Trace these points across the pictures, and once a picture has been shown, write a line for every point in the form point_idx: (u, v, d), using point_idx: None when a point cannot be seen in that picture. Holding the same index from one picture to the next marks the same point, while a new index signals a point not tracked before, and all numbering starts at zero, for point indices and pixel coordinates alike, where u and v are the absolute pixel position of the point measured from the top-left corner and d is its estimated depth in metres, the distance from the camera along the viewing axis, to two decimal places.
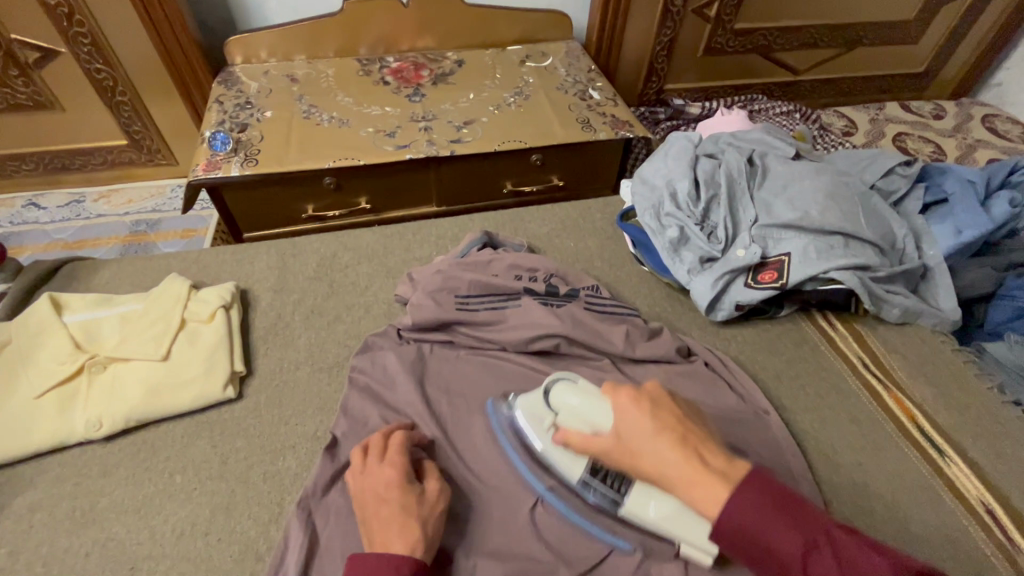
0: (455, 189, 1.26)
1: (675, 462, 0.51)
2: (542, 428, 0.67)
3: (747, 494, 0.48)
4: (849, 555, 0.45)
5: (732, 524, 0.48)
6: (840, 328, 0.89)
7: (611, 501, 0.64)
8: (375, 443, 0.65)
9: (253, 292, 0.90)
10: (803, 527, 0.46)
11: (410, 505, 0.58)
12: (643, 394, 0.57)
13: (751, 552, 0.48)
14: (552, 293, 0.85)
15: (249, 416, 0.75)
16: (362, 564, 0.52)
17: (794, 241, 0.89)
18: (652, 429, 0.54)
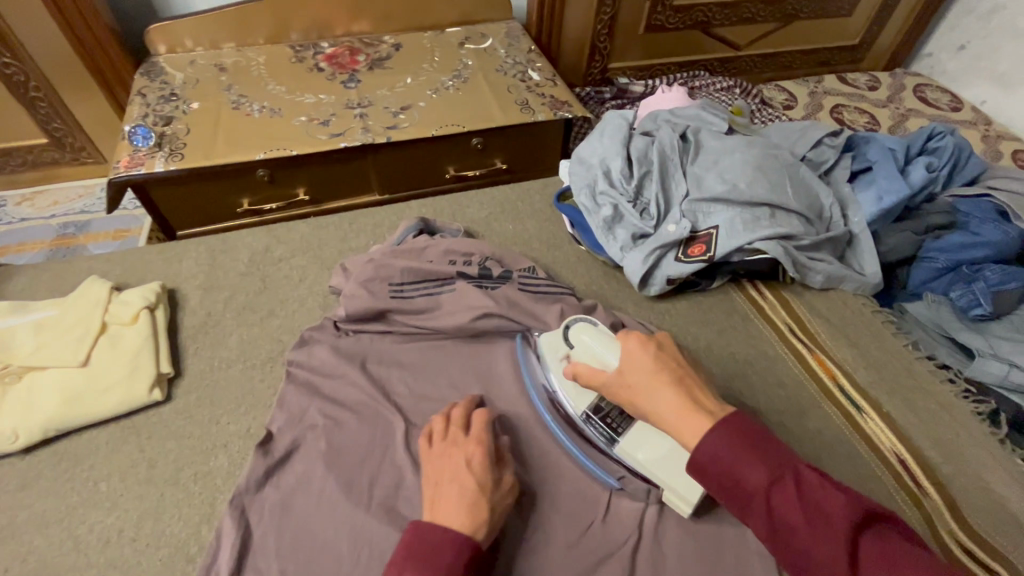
0: (397, 176, 1.24)
1: (670, 396, 0.56)
2: (559, 356, 0.74)
3: (723, 432, 0.51)
4: (810, 493, 0.48)
5: (709, 456, 0.51)
6: (768, 296, 0.92)
7: (606, 439, 0.68)
8: (464, 416, 0.67)
9: (181, 292, 0.88)
10: (770, 462, 0.49)
11: (486, 488, 0.59)
12: (653, 339, 0.62)
13: (720, 484, 0.51)
14: (485, 275, 0.85)
15: (178, 416, 0.73)
16: (426, 531, 0.54)
17: (723, 214, 0.91)
18: (653, 367, 0.58)
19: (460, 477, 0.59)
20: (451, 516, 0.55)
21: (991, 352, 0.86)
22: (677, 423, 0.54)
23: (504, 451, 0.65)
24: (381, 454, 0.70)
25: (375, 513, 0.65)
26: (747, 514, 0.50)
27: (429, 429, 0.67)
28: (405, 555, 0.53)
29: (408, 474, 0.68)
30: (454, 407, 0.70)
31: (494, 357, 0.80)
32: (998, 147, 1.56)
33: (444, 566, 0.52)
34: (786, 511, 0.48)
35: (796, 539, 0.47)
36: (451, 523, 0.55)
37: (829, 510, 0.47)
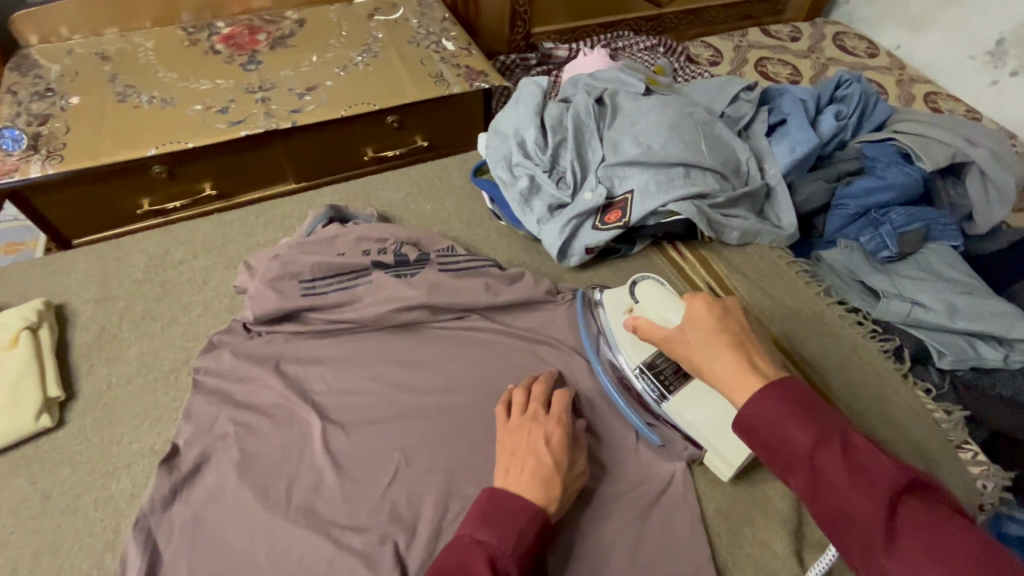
0: (311, 161, 1.18)
1: (729, 357, 0.55)
2: (620, 309, 0.74)
3: (772, 393, 0.51)
4: (859, 458, 0.47)
5: (754, 415, 0.51)
6: (687, 255, 0.92)
7: (656, 394, 0.69)
8: (545, 393, 0.69)
9: (71, 307, 0.81)
10: (820, 427, 0.48)
11: (562, 468, 0.60)
12: (720, 303, 0.60)
13: (763, 442, 0.50)
14: (402, 263, 0.81)
15: (73, 442, 0.68)
16: (501, 499, 0.56)
17: (638, 177, 0.90)
18: (715, 329, 0.58)
19: (538, 452, 0.61)
20: (526, 488, 0.58)
21: (896, 292, 0.89)
22: (728, 382, 0.54)
23: (582, 433, 0.67)
24: (297, 456, 0.67)
25: (292, 517, 0.63)
26: (790, 474, 0.49)
27: (509, 399, 0.69)
28: (480, 515, 0.55)
29: (327, 473, 0.66)
30: (534, 382, 0.71)
31: (414, 344, 0.78)
32: (911, 91, 1.61)
33: (516, 533, 0.54)
34: (829, 469, 0.47)
35: (836, 496, 0.46)
36: (528, 495, 0.57)
37: (876, 472, 0.46)
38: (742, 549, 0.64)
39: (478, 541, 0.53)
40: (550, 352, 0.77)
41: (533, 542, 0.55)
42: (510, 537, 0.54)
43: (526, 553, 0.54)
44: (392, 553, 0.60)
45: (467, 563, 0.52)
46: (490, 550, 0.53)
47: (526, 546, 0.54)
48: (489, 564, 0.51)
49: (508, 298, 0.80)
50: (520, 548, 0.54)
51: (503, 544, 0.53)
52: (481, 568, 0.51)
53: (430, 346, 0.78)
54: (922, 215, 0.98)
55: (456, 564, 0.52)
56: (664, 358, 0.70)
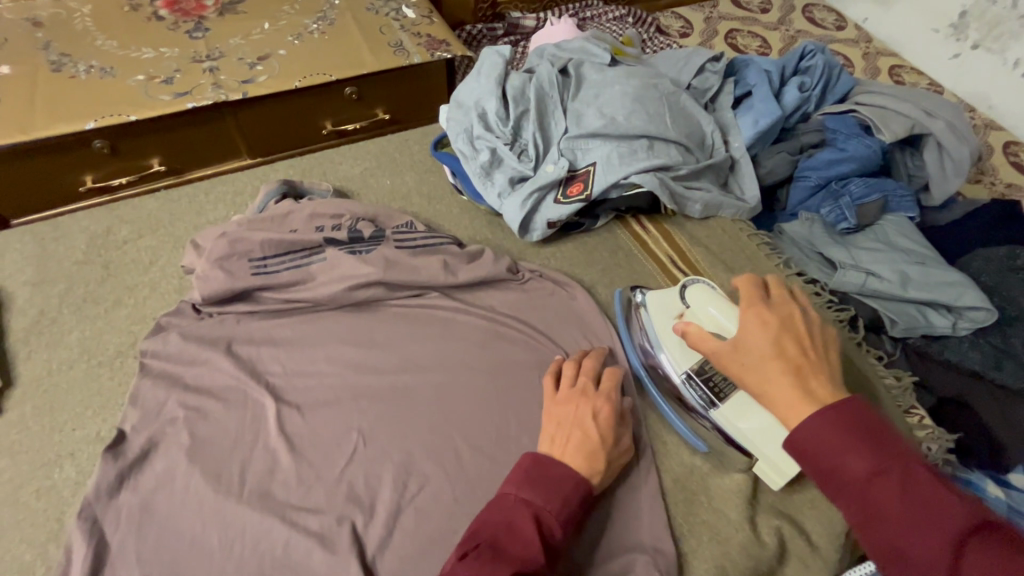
0: (267, 135, 1.13)
1: (788, 387, 0.49)
2: (668, 314, 0.72)
3: (829, 413, 0.45)
4: (925, 495, 0.41)
5: (805, 437, 0.46)
6: (650, 228, 0.92)
7: (705, 401, 0.67)
8: (595, 368, 0.68)
9: (7, 290, 0.77)
10: (881, 455, 0.43)
11: (607, 444, 0.61)
12: (778, 317, 0.54)
13: (813, 467, 0.45)
14: (357, 239, 0.77)
15: (11, 431, 0.65)
16: (549, 465, 0.58)
17: (601, 149, 0.88)
18: (771, 353, 0.51)
19: (585, 426, 0.61)
20: (572, 458, 0.59)
21: (853, 262, 0.90)
22: (782, 405, 0.49)
23: (627, 412, 0.67)
24: (250, 440, 0.66)
25: (246, 501, 0.61)
26: (844, 506, 0.44)
27: (558, 371, 0.69)
28: (528, 476, 0.57)
29: (282, 455, 0.65)
30: (584, 356, 0.71)
31: (372, 323, 0.76)
32: (877, 64, 1.62)
33: (560, 497, 0.55)
34: (886, 502, 0.41)
35: (892, 532, 0.41)
36: (576, 465, 0.58)
37: (944, 511, 0.40)
38: (697, 517, 0.65)
39: (524, 500, 0.55)
40: (511, 331, 0.77)
41: (575, 506, 0.56)
42: (556, 501, 0.55)
43: (569, 516, 0.55)
44: (347, 535, 0.60)
45: (514, 521, 0.53)
46: (535, 509, 0.54)
47: (570, 512, 0.55)
48: (534, 521, 0.53)
49: (467, 277, 0.79)
50: (564, 510, 0.55)
51: (548, 506, 0.54)
52: (528, 525, 0.53)
53: (389, 324, 0.76)
54: (881, 186, 0.99)
55: (503, 518, 0.54)
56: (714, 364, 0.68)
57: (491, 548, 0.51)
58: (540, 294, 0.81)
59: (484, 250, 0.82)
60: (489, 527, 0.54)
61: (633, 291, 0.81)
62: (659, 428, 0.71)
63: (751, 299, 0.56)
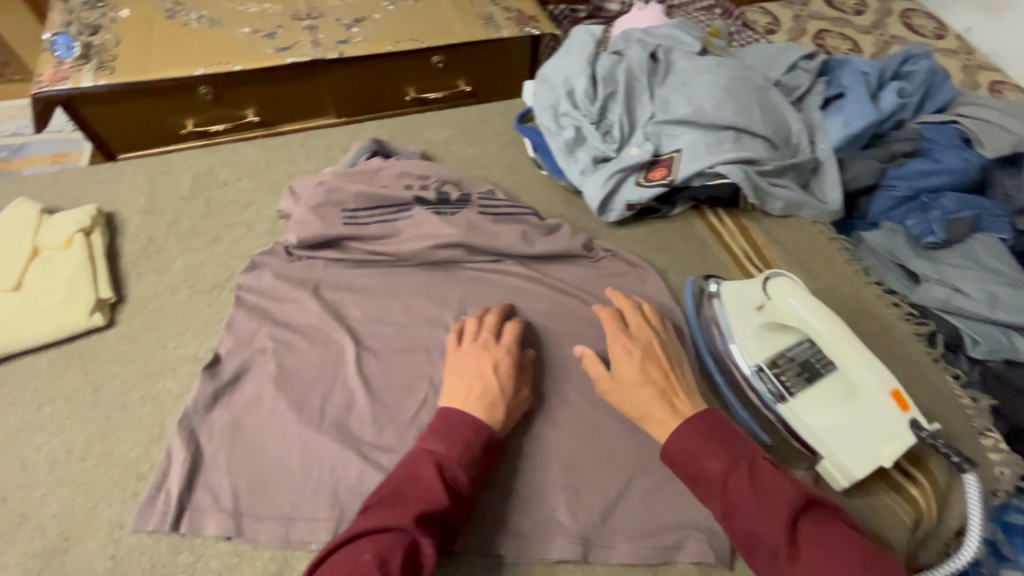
0: (353, 96, 1.17)
1: (658, 408, 0.62)
2: (747, 302, 0.73)
3: (692, 425, 0.59)
4: (763, 481, 0.55)
5: (678, 445, 0.59)
6: (727, 222, 0.91)
7: (774, 394, 0.67)
8: (497, 324, 0.71)
9: (120, 215, 0.83)
10: (730, 455, 0.57)
11: (505, 396, 0.63)
12: (643, 348, 0.67)
13: (686, 472, 0.59)
14: (443, 201, 0.81)
15: (123, 342, 0.71)
16: (452, 415, 0.61)
17: (687, 137, 0.88)
18: (642, 380, 0.64)
19: (486, 378, 0.64)
20: (468, 407, 0.62)
21: (937, 277, 0.88)
22: (659, 425, 0.62)
23: (527, 363, 0.70)
24: (332, 376, 0.70)
25: (326, 431, 0.66)
26: (709, 500, 0.58)
27: (460, 327, 0.71)
28: (432, 428, 0.60)
29: (359, 394, 0.69)
30: (488, 313, 0.73)
31: (449, 282, 0.79)
32: (977, 78, 1.52)
33: (462, 443, 0.58)
34: (738, 492, 0.55)
35: (746, 516, 0.54)
36: (474, 412, 0.61)
37: (777, 493, 0.54)
38: None
39: (427, 450, 0.58)
40: (581, 307, 0.78)
41: (479, 451, 0.59)
42: (457, 448, 0.58)
43: (473, 461, 0.58)
44: None
45: (418, 470, 0.57)
46: (437, 457, 0.57)
47: (471, 457, 0.58)
48: (435, 467, 0.56)
49: (543, 249, 0.80)
50: (467, 456, 0.58)
51: (449, 453, 0.58)
52: (428, 472, 0.56)
53: (464, 285, 0.79)
54: (974, 204, 0.95)
55: (406, 470, 0.57)
56: (787, 358, 0.68)
57: (391, 499, 0.55)
58: (612, 273, 0.83)
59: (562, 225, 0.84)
60: (394, 478, 0.57)
61: (705, 280, 0.81)
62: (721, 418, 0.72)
63: (616, 329, 0.69)
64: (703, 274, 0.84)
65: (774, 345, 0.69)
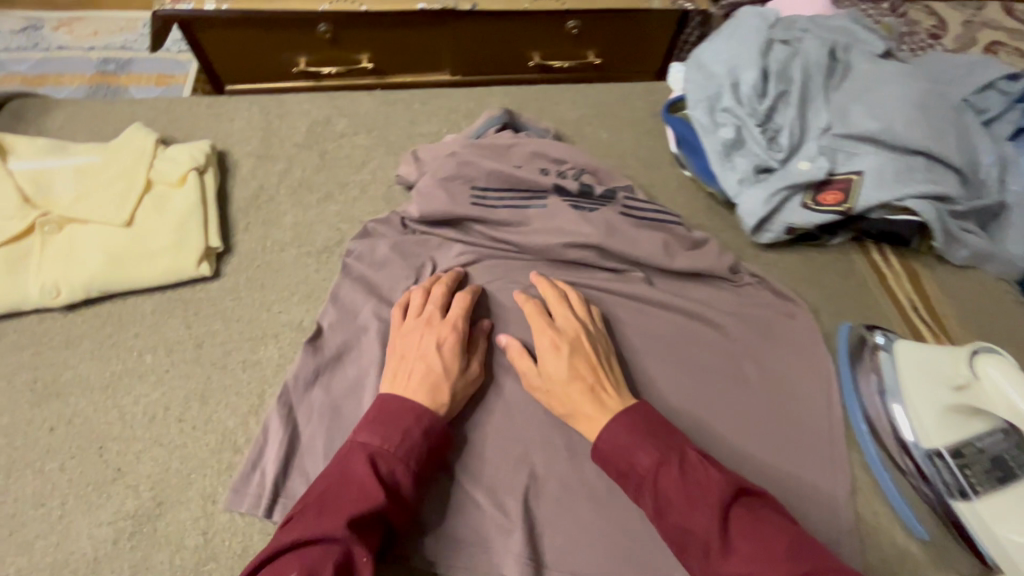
0: (474, 54, 1.07)
1: (587, 405, 0.57)
2: (941, 375, 0.60)
3: (623, 418, 0.55)
4: (694, 474, 0.50)
5: (606, 441, 0.54)
6: (894, 263, 0.78)
7: (952, 487, 0.57)
8: (444, 296, 0.65)
9: (233, 156, 0.78)
10: (660, 448, 0.52)
11: (450, 376, 0.58)
12: (569, 341, 0.61)
13: (617, 470, 0.54)
14: (587, 194, 0.72)
15: (227, 296, 0.67)
16: (391, 402, 0.55)
17: (870, 158, 0.75)
18: (565, 376, 0.58)
19: (429, 359, 0.59)
20: (410, 390, 0.57)
21: None
22: (591, 424, 0.56)
23: (481, 337, 0.64)
24: None
25: None
26: (640, 500, 0.52)
27: (406, 301, 0.65)
28: (369, 418, 0.54)
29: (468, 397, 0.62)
30: (435, 282, 0.66)
31: (573, 285, 0.70)
32: None
33: (400, 432, 0.53)
34: (669, 489, 0.50)
35: (677, 514, 0.49)
36: (412, 394, 0.56)
37: (707, 484, 0.49)
38: None
39: (360, 443, 0.52)
40: (718, 339, 0.69)
41: (422, 440, 0.54)
42: (394, 439, 0.53)
43: (414, 452, 0.53)
44: (520, 499, 0.57)
45: (350, 469, 0.51)
46: (371, 451, 0.52)
47: (411, 448, 0.53)
48: (368, 462, 0.51)
49: (684, 265, 0.71)
50: (406, 447, 0.53)
51: (384, 444, 0.52)
52: (360, 467, 0.50)
53: (589, 291, 0.70)
54: None
55: (337, 468, 0.51)
56: (975, 450, 0.58)
57: (319, 504, 0.49)
58: (756, 304, 0.72)
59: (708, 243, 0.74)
60: (322, 481, 0.51)
61: (867, 329, 0.70)
62: (868, 498, 0.62)
63: (541, 319, 0.63)
64: (862, 321, 0.73)
65: (959, 429, 0.59)
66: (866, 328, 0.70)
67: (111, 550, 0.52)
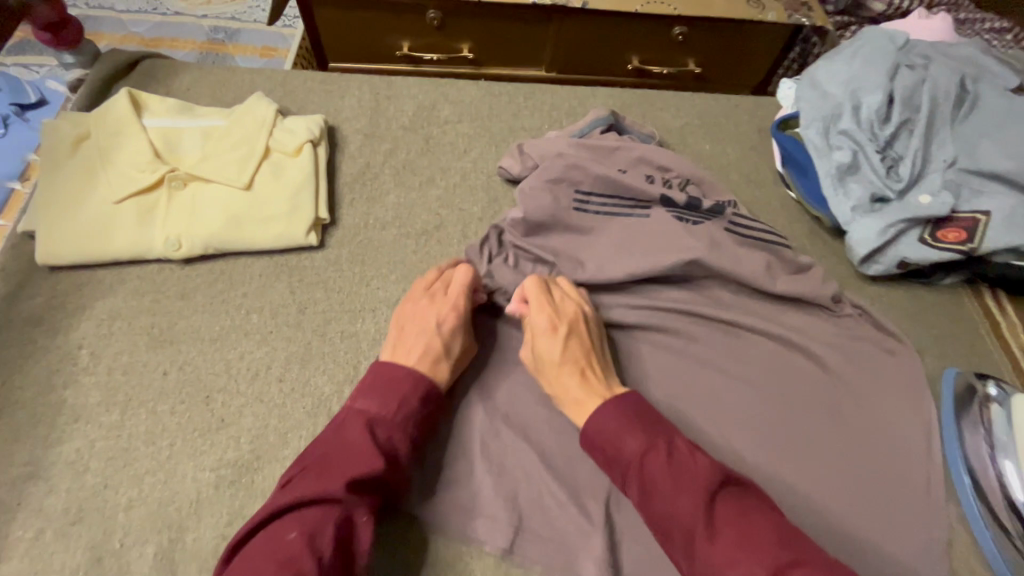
0: (574, 53, 1.06)
1: (575, 387, 0.58)
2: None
3: (614, 405, 0.55)
4: (681, 460, 0.50)
5: (594, 425, 0.55)
6: (1010, 311, 0.73)
7: None
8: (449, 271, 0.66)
9: (342, 132, 0.80)
10: (647, 434, 0.53)
11: (451, 352, 0.60)
12: (569, 323, 0.61)
13: (605, 456, 0.54)
14: (693, 206, 0.70)
15: (330, 267, 0.69)
16: (392, 373, 0.56)
17: (1000, 198, 0.70)
18: (559, 358, 0.59)
19: (430, 333, 0.60)
20: (412, 362, 0.58)
21: None
22: (579, 406, 0.57)
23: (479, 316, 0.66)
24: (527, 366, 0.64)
25: (513, 427, 0.61)
26: (626, 487, 0.52)
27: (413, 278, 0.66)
28: (366, 387, 0.56)
29: None
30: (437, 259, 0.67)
31: (664, 295, 0.70)
32: None
33: (397, 401, 0.55)
34: (653, 474, 0.50)
35: (660, 499, 0.49)
36: (407, 362, 0.58)
37: (691, 468, 0.49)
38: None
39: (357, 409, 0.54)
40: (815, 369, 0.66)
41: (416, 408, 0.55)
42: (390, 407, 0.54)
43: (409, 421, 0.54)
44: (603, 503, 0.56)
45: (347, 435, 0.52)
46: (368, 419, 0.53)
47: (406, 417, 0.54)
48: (365, 430, 0.52)
49: (786, 288, 0.68)
50: (402, 415, 0.54)
51: (381, 413, 0.54)
52: (357, 433, 0.52)
53: (682, 304, 0.69)
54: None
55: (335, 433, 0.53)
56: None
57: (317, 466, 0.50)
58: (858, 337, 0.69)
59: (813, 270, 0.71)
60: (319, 447, 0.52)
61: (976, 377, 0.66)
62: (963, 554, 0.58)
63: (543, 299, 0.62)
64: (971, 369, 0.68)
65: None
66: (977, 377, 0.66)
67: (212, 495, 0.55)
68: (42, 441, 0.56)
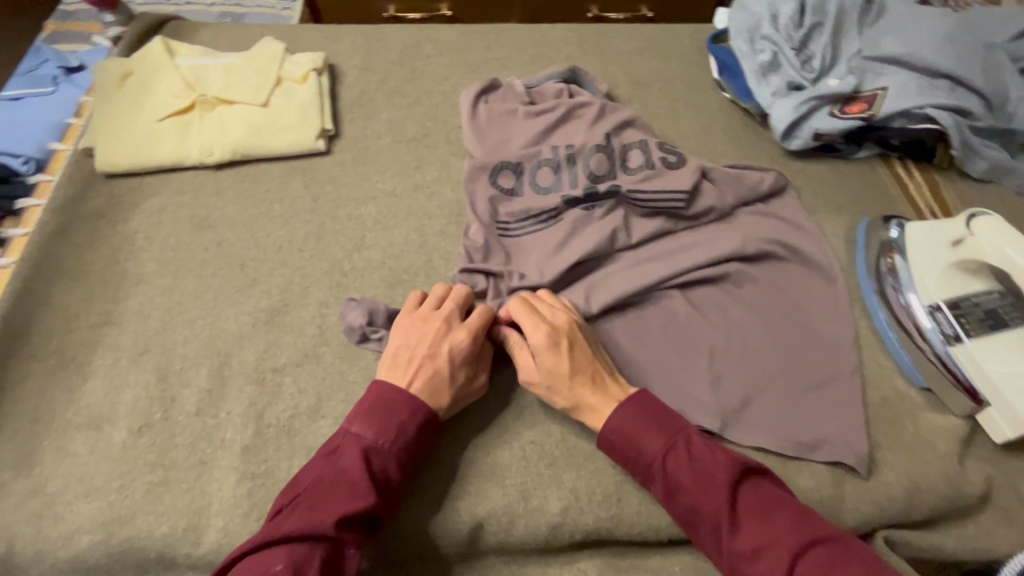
0: (539, 6, 1.21)
1: (589, 395, 0.60)
2: (942, 238, 0.69)
3: (629, 408, 0.58)
4: (700, 456, 0.55)
5: (613, 429, 0.58)
6: (915, 174, 0.86)
7: (949, 334, 0.66)
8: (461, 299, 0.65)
9: (340, 68, 0.94)
10: (665, 434, 0.57)
11: (457, 380, 0.60)
12: (570, 335, 0.62)
13: (625, 456, 0.58)
14: (593, 195, 0.74)
15: (337, 167, 0.82)
16: (395, 400, 0.57)
17: (895, 76, 0.83)
18: (570, 372, 0.60)
19: (440, 361, 0.60)
20: (414, 390, 0.59)
21: None
22: (594, 414, 0.60)
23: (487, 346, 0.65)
24: None
25: None
26: (649, 481, 0.57)
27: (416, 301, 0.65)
28: (364, 410, 0.57)
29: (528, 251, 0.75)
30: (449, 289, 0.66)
31: None
32: None
33: (394, 428, 0.56)
34: (677, 471, 0.55)
35: (686, 496, 0.54)
36: (411, 390, 0.58)
37: (711, 466, 0.54)
38: (900, 438, 0.65)
39: (354, 434, 0.56)
40: (747, 221, 0.78)
41: (411, 436, 0.57)
42: (387, 435, 0.56)
43: (404, 449, 0.56)
44: None
45: (343, 464, 0.54)
46: (364, 445, 0.55)
47: (405, 443, 0.56)
48: (361, 455, 0.54)
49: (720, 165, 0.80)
50: (397, 442, 0.56)
51: (378, 440, 0.55)
52: (353, 459, 0.54)
53: None
54: None
55: (332, 461, 0.54)
56: (970, 303, 0.67)
57: (309, 499, 0.52)
58: (784, 198, 0.81)
59: (724, 174, 0.79)
60: (314, 476, 0.54)
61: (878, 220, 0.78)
62: (871, 354, 0.70)
63: (530, 318, 0.62)
64: (879, 215, 0.81)
65: (954, 287, 0.68)
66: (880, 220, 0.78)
67: (251, 331, 0.68)
68: (112, 298, 0.69)
